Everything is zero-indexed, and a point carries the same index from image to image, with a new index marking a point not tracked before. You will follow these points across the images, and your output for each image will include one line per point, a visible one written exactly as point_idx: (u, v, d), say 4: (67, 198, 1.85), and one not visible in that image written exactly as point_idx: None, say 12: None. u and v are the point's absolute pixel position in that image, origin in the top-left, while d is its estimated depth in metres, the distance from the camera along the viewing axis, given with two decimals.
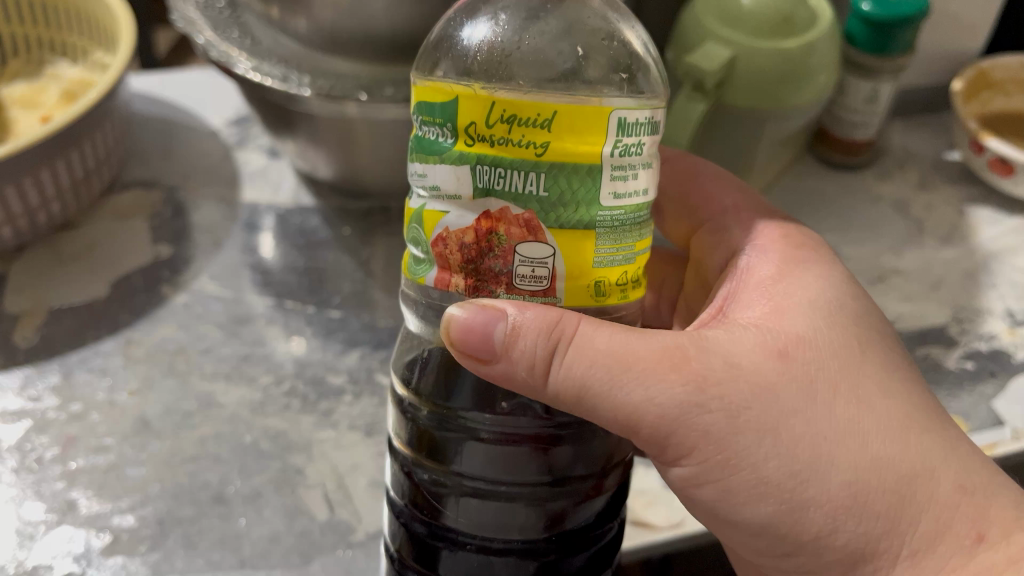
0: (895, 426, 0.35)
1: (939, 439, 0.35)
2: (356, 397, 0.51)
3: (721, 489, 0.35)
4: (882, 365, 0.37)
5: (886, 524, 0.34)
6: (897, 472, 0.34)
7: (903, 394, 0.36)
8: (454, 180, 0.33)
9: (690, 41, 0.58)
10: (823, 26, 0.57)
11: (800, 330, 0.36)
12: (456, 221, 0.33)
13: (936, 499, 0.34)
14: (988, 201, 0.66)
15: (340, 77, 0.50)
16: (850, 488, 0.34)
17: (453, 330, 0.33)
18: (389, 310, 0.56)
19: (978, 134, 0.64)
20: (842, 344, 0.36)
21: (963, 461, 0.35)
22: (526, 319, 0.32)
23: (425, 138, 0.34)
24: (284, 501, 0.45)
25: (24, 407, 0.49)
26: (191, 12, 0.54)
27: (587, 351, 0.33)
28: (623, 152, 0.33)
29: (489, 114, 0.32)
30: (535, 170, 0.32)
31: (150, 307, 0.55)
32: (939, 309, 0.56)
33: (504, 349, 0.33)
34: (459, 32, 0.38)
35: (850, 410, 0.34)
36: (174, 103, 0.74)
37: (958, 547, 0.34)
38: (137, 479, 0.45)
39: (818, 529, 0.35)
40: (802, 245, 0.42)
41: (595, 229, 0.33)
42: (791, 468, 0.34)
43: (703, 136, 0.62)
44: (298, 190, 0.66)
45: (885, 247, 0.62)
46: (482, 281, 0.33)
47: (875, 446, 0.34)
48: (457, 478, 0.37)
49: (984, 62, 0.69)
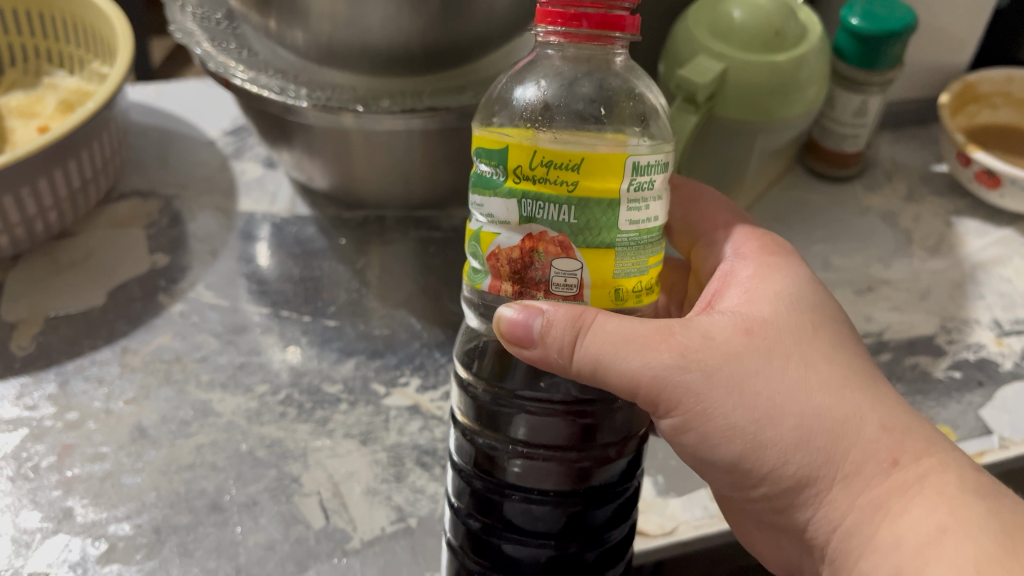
0: (839, 382, 0.35)
1: (869, 394, 0.35)
2: (351, 405, 0.51)
3: (700, 436, 0.36)
4: (837, 340, 0.37)
5: (823, 458, 0.34)
6: (834, 417, 0.34)
7: (850, 361, 0.37)
8: (503, 211, 0.34)
9: (682, 56, 0.59)
10: (811, 42, 0.58)
11: (766, 313, 0.37)
12: (507, 240, 0.34)
13: (863, 438, 0.34)
14: (976, 213, 0.67)
15: (337, 89, 0.51)
16: (798, 432, 0.34)
17: (502, 326, 0.35)
18: (385, 319, 0.57)
19: (965, 146, 0.64)
20: (804, 323, 0.37)
21: (900, 416, 0.35)
22: (557, 313, 0.34)
23: (480, 174, 0.35)
24: (281, 508, 0.45)
25: (22, 415, 0.49)
26: (189, 24, 0.55)
27: (602, 333, 0.34)
28: (638, 188, 0.34)
29: (532, 159, 0.33)
30: (568, 203, 0.33)
31: (146, 316, 0.56)
32: (928, 319, 0.57)
33: (541, 337, 0.34)
34: (510, 93, 0.40)
35: (799, 368, 0.35)
36: (172, 114, 0.74)
37: (876, 470, 0.34)
38: (133, 487, 0.46)
39: (771, 466, 0.35)
40: (777, 250, 0.43)
41: (615, 248, 0.34)
42: (745, 417, 0.35)
43: (697, 150, 0.63)
44: (295, 200, 0.67)
45: (874, 257, 0.63)
46: (525, 288, 0.35)
47: (820, 397, 0.35)
48: (509, 442, 0.40)
49: (971, 75, 0.70)
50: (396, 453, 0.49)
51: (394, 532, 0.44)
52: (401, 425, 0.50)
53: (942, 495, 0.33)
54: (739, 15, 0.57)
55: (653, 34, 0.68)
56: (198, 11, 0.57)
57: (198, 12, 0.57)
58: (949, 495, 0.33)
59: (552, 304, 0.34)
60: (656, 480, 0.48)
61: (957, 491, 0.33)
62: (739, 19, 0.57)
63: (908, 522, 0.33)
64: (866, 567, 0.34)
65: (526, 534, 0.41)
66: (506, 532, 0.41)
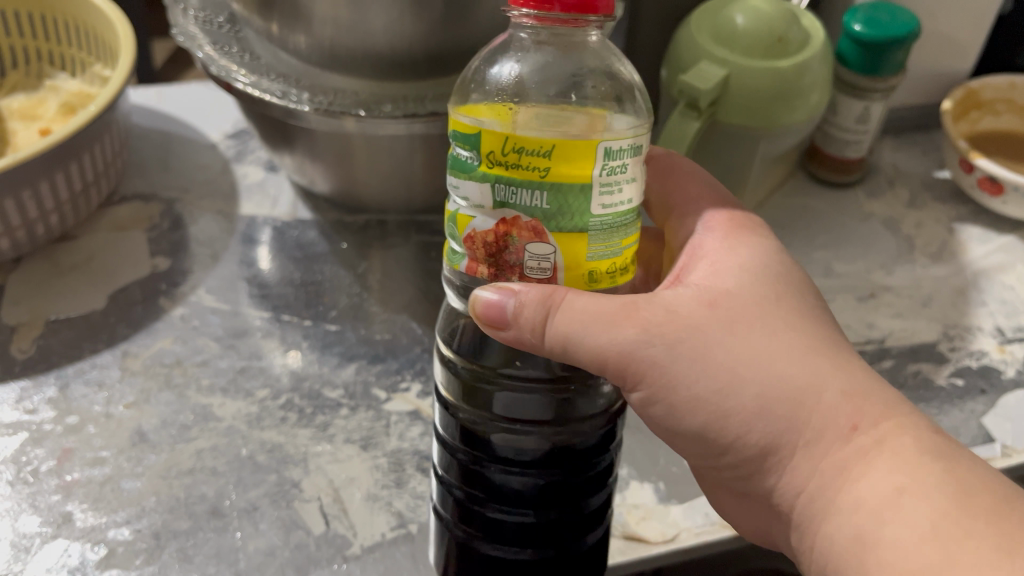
0: (802, 349, 0.35)
1: (831, 360, 0.35)
2: (352, 410, 0.51)
3: (667, 408, 0.36)
4: (800, 308, 0.37)
5: (785, 426, 0.34)
6: (796, 385, 0.34)
7: (812, 328, 0.36)
8: (478, 195, 0.34)
9: (686, 62, 0.59)
10: (816, 47, 0.57)
11: (728, 284, 0.37)
12: (481, 223, 0.35)
13: (824, 406, 0.34)
14: (978, 219, 0.67)
15: (339, 93, 0.51)
16: (761, 401, 0.34)
17: (478, 308, 0.35)
18: (386, 324, 0.57)
19: (967, 153, 0.64)
20: (767, 293, 0.37)
21: (862, 382, 0.35)
22: (528, 294, 0.34)
23: (456, 157, 0.35)
24: (281, 514, 0.45)
25: (22, 419, 0.49)
26: (191, 27, 0.55)
27: (572, 310, 0.34)
28: (610, 173, 0.34)
29: (504, 145, 0.33)
30: (541, 188, 0.33)
31: (147, 320, 0.56)
32: (930, 326, 0.57)
33: (514, 316, 0.34)
34: (488, 73, 0.40)
35: (762, 339, 0.35)
36: (174, 117, 0.74)
37: (838, 436, 0.33)
38: (133, 492, 0.45)
39: (735, 435, 0.35)
40: (744, 219, 0.43)
41: (588, 231, 0.34)
42: (709, 387, 0.35)
43: (699, 153, 0.63)
44: (296, 204, 0.66)
45: (876, 263, 0.63)
46: (500, 271, 0.35)
47: (783, 366, 0.34)
48: (489, 418, 0.41)
49: (973, 81, 0.69)
50: (396, 458, 0.48)
51: (394, 538, 0.44)
52: (402, 430, 0.50)
53: (900, 459, 0.32)
54: (742, 21, 0.57)
55: (655, 39, 0.68)
56: (200, 14, 0.56)
57: (200, 15, 0.56)
58: (907, 457, 0.32)
59: (523, 284, 0.35)
60: (657, 487, 0.48)
61: (916, 454, 0.32)
62: (742, 25, 0.57)
63: (868, 486, 0.32)
64: (827, 532, 0.33)
65: (509, 504, 0.42)
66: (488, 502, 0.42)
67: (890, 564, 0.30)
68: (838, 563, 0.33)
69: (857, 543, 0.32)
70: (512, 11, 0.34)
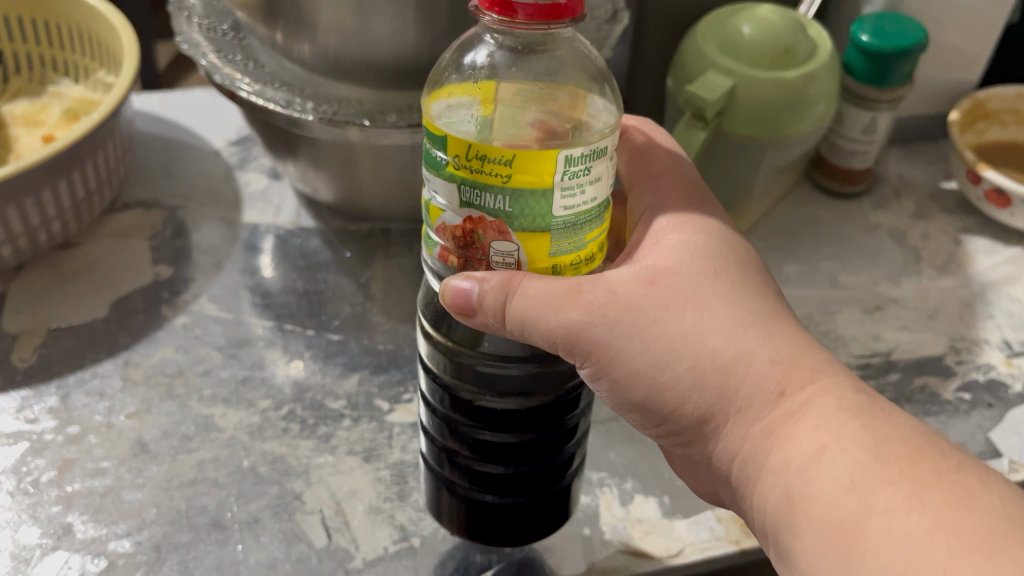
0: (734, 320, 0.35)
1: (763, 331, 0.35)
2: (355, 421, 0.51)
3: (612, 383, 0.36)
4: (738, 282, 0.37)
5: (719, 396, 0.34)
6: (727, 356, 0.34)
7: (745, 299, 0.36)
8: (445, 194, 0.35)
9: (691, 72, 0.58)
10: (822, 58, 0.57)
11: (668, 263, 0.37)
12: (450, 218, 0.35)
13: (752, 375, 0.33)
14: (985, 231, 0.66)
15: (343, 102, 0.50)
16: (695, 372, 0.34)
17: (447, 294, 0.36)
18: (388, 334, 0.56)
19: (975, 164, 0.64)
20: (705, 269, 0.37)
21: (792, 349, 0.34)
22: (489, 282, 0.34)
23: (427, 149, 0.35)
24: (282, 526, 0.45)
25: (22, 429, 0.49)
26: (195, 35, 0.55)
27: (529, 296, 0.34)
28: (573, 176, 0.33)
29: (467, 150, 0.33)
30: (502, 192, 0.33)
31: (149, 329, 0.55)
32: (937, 339, 0.57)
33: (478, 303, 0.35)
34: (461, 60, 0.39)
35: (696, 313, 0.35)
36: (177, 123, 0.74)
37: (765, 403, 0.33)
38: (134, 503, 0.45)
39: (672, 405, 0.35)
40: (699, 200, 0.43)
41: (550, 230, 0.34)
42: (648, 361, 0.35)
43: (703, 162, 0.62)
44: (300, 211, 0.66)
45: (883, 275, 0.62)
46: (469, 262, 0.36)
47: (714, 338, 0.34)
48: (470, 388, 0.42)
49: (980, 92, 0.69)
50: (398, 470, 0.48)
51: (397, 552, 0.44)
52: (405, 442, 0.50)
53: (825, 419, 0.32)
54: (748, 30, 0.57)
55: (661, 48, 0.67)
56: (204, 21, 0.56)
57: (204, 22, 0.56)
58: (828, 417, 0.32)
59: (486, 272, 0.35)
60: (661, 501, 0.47)
61: (840, 415, 0.32)
62: (748, 35, 0.56)
63: (794, 446, 0.32)
64: (761, 493, 0.33)
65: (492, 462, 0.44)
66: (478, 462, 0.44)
67: (813, 519, 0.30)
68: (774, 522, 0.32)
69: (787, 502, 0.31)
70: (476, 15, 0.33)
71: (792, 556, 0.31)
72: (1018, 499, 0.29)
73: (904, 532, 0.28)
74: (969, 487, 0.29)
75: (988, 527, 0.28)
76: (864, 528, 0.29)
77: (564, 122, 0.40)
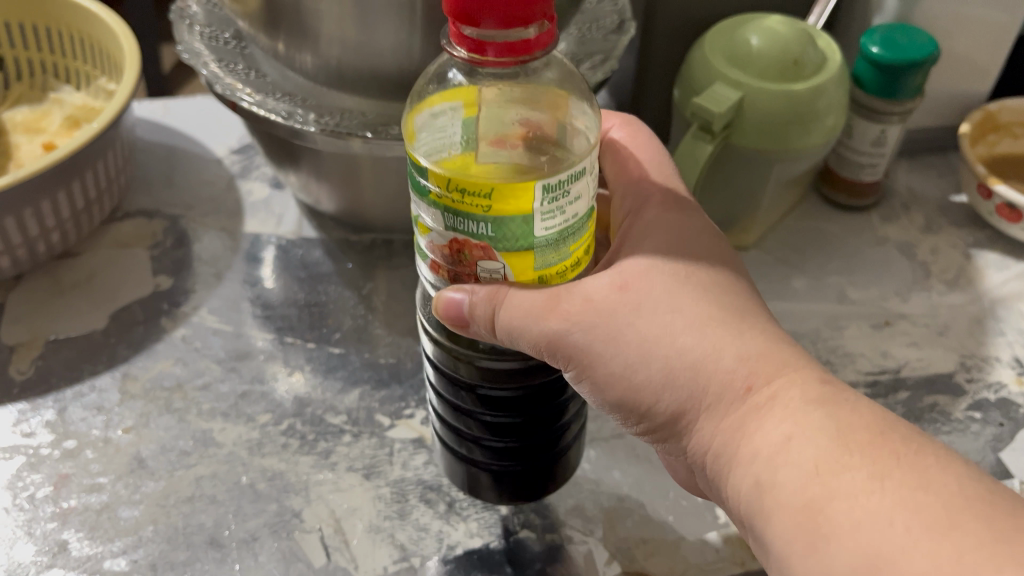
0: (704, 318, 0.35)
1: (732, 328, 0.35)
2: (355, 436, 0.50)
3: (591, 383, 0.37)
4: (710, 282, 0.37)
5: (689, 393, 0.34)
6: (696, 355, 0.34)
7: (715, 295, 0.36)
8: (429, 217, 0.34)
9: (698, 82, 0.58)
10: (832, 70, 0.56)
11: (642, 266, 0.37)
12: (438, 237, 0.35)
13: (719, 373, 0.34)
14: (996, 245, 0.65)
15: (346, 114, 0.50)
16: (666, 372, 0.34)
17: (440, 305, 0.37)
18: (390, 348, 0.55)
19: (986, 178, 0.63)
20: (678, 271, 0.37)
21: (760, 343, 0.34)
22: (478, 293, 0.35)
23: (410, 170, 0.35)
24: (280, 544, 0.44)
25: (19, 443, 0.48)
26: (197, 44, 0.54)
27: (513, 308, 0.35)
28: (553, 199, 0.32)
29: (449, 183, 0.32)
30: (485, 220, 0.32)
31: (148, 341, 0.55)
32: (947, 356, 0.56)
33: (470, 313, 0.36)
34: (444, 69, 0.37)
35: (666, 314, 0.35)
36: (178, 130, 0.73)
37: (733, 399, 0.33)
38: (130, 520, 0.45)
39: (645, 402, 0.35)
40: (680, 199, 0.42)
41: (533, 247, 0.34)
42: (622, 362, 0.35)
43: (710, 173, 0.62)
44: (302, 221, 0.65)
45: (891, 290, 0.61)
46: (458, 276, 0.36)
47: (683, 337, 0.34)
48: (468, 380, 0.42)
49: (991, 104, 0.68)
50: (399, 488, 0.47)
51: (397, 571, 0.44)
52: (406, 459, 0.49)
53: (791, 410, 0.32)
54: (757, 42, 0.56)
55: (668, 57, 0.67)
56: (206, 30, 0.56)
57: (206, 31, 0.56)
58: (794, 408, 0.32)
59: (475, 283, 0.36)
60: (665, 521, 0.47)
61: (805, 405, 0.32)
62: (757, 46, 0.56)
63: (761, 439, 0.32)
64: (732, 482, 0.33)
65: (494, 442, 0.44)
66: (482, 440, 0.44)
67: (780, 505, 0.30)
68: (747, 511, 0.32)
69: (755, 491, 0.32)
70: (445, 49, 0.32)
71: (766, 542, 0.31)
72: (980, 479, 0.29)
73: (866, 512, 0.28)
74: (930, 468, 0.29)
75: (947, 505, 0.28)
76: (829, 512, 0.29)
77: (546, 126, 0.39)
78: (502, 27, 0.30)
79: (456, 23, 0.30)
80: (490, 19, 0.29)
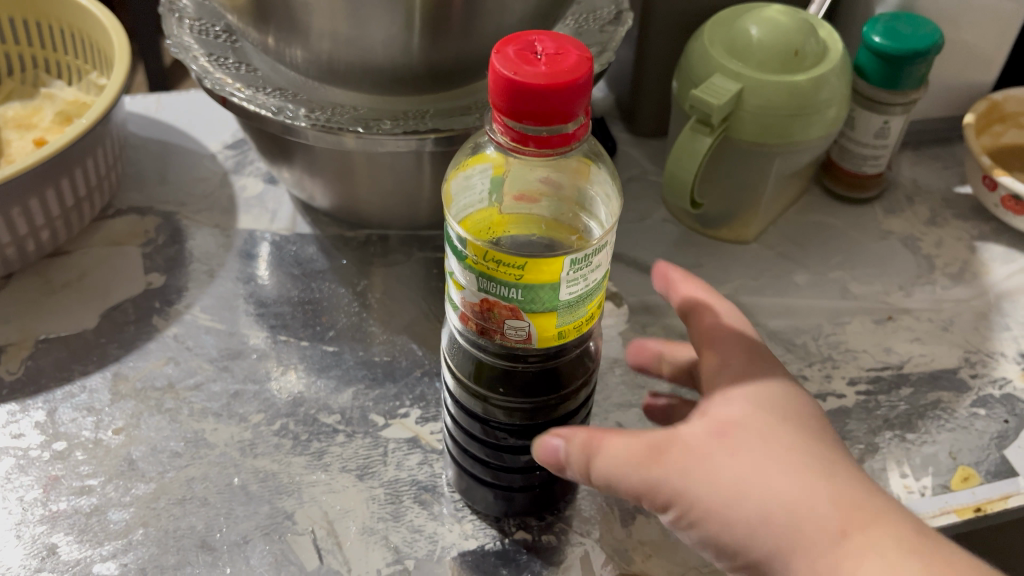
0: (799, 465, 0.34)
1: (826, 480, 0.34)
2: (349, 437, 0.49)
3: (686, 523, 0.36)
4: (803, 433, 0.36)
5: (780, 538, 0.33)
6: (791, 499, 0.33)
7: (809, 447, 0.35)
8: (462, 276, 0.33)
9: (696, 73, 0.57)
10: (833, 60, 0.55)
11: (737, 414, 0.36)
12: (468, 294, 0.34)
13: (815, 520, 0.33)
14: (1001, 238, 0.64)
15: (338, 110, 0.49)
16: (762, 517, 0.33)
17: (536, 453, 0.39)
18: (385, 345, 0.55)
19: (991, 170, 0.62)
20: (771, 418, 0.36)
21: (855, 492, 0.34)
22: (574, 441, 0.38)
23: (447, 230, 0.34)
24: (272, 547, 0.44)
25: (8, 445, 0.48)
26: (186, 38, 0.53)
27: (608, 457, 0.37)
28: (582, 265, 0.32)
29: (486, 252, 0.31)
30: (517, 287, 0.32)
31: (140, 340, 0.54)
32: (951, 351, 0.55)
33: (565, 459, 0.38)
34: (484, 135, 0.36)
35: (762, 461, 0.34)
36: (172, 126, 0.72)
37: (825, 545, 0.32)
38: (120, 523, 0.44)
39: (735, 545, 0.34)
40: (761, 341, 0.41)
41: (557, 309, 0.33)
42: (719, 508, 0.34)
43: (710, 168, 0.61)
44: (296, 217, 0.64)
45: (895, 284, 0.61)
46: (486, 329, 0.35)
47: (780, 484, 0.34)
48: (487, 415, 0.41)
49: (996, 94, 0.67)
50: (393, 489, 0.47)
51: None
52: (400, 459, 0.48)
53: (886, 558, 0.31)
54: (758, 31, 0.55)
55: (668, 50, 0.65)
56: (196, 24, 0.55)
57: (196, 25, 0.55)
58: (888, 557, 0.31)
59: (571, 430, 0.38)
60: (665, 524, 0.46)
61: (899, 554, 0.31)
62: (756, 36, 0.55)
63: None
64: None
65: (511, 471, 0.43)
66: (506, 472, 0.43)
67: None
68: None
69: None
70: (492, 136, 0.32)
71: None
72: None
73: None
74: None
75: None
76: None
77: (569, 188, 0.38)
78: (542, 125, 0.30)
79: (500, 115, 0.31)
80: (530, 118, 0.30)
